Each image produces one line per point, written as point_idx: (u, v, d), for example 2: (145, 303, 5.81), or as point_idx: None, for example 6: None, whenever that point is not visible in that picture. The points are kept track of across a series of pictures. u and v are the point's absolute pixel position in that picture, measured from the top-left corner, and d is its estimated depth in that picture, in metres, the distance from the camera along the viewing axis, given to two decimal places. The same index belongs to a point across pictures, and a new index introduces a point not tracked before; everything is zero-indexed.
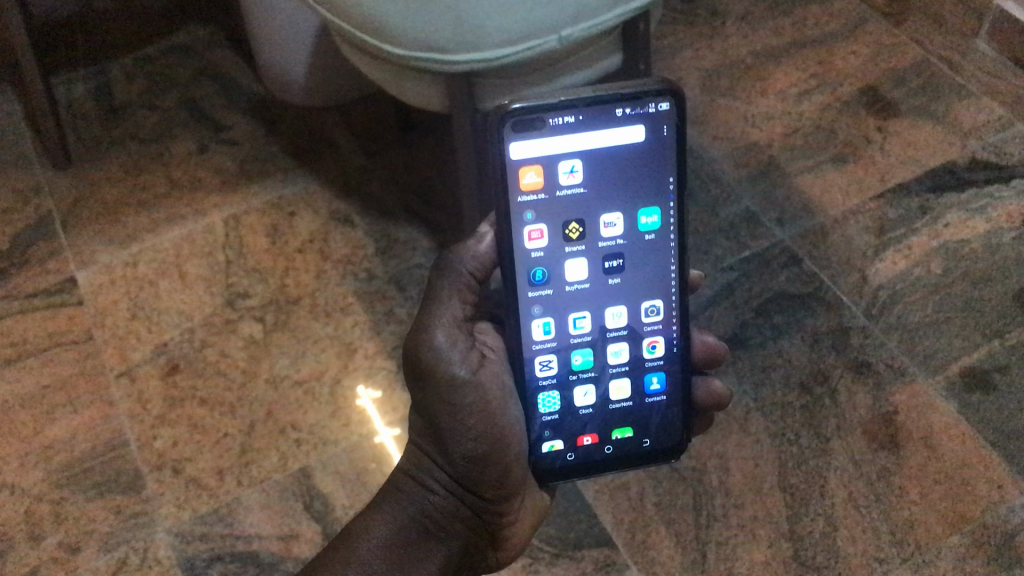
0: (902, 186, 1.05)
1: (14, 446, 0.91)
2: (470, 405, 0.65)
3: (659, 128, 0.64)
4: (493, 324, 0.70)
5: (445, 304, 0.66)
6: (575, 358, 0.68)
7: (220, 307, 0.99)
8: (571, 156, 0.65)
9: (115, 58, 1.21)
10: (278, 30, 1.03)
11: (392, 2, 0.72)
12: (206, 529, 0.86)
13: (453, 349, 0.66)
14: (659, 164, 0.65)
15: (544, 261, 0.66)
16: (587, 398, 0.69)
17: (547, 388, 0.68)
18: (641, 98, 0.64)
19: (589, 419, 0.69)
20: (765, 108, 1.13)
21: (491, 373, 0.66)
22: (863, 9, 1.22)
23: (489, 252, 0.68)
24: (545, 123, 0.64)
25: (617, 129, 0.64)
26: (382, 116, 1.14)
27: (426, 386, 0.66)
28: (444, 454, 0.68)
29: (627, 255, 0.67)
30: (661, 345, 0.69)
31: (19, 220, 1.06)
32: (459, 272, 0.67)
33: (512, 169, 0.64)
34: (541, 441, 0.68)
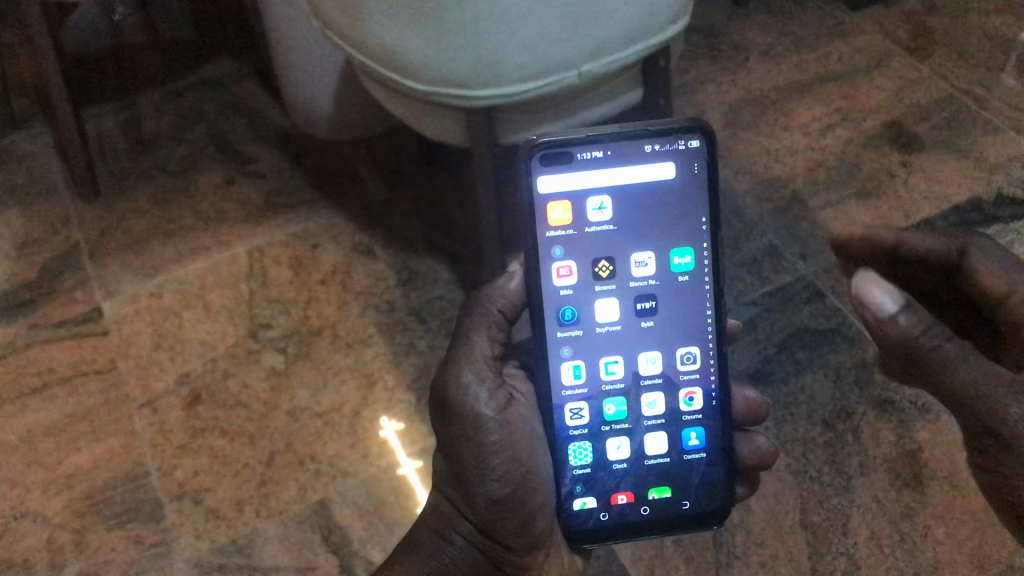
0: (927, 221, 1.04)
1: (37, 474, 0.91)
2: (496, 444, 0.66)
3: (690, 165, 0.67)
4: (522, 370, 0.73)
5: (475, 340, 0.69)
6: (608, 408, 0.69)
7: (242, 338, 1.00)
8: (600, 192, 0.67)
9: (145, 93, 1.23)
10: (305, 65, 1.04)
11: (415, 38, 0.73)
12: (224, 559, 0.86)
13: (482, 387, 0.67)
14: (691, 203, 0.67)
15: (575, 301, 0.68)
16: (622, 450, 0.69)
17: (579, 438, 0.68)
18: (671, 136, 0.66)
19: (626, 474, 0.68)
20: (788, 143, 1.13)
21: (518, 414, 0.67)
22: (887, 45, 1.22)
23: (518, 291, 0.72)
24: (574, 157, 0.66)
25: (647, 164, 0.66)
26: (406, 150, 1.15)
27: (450, 424, 0.67)
28: (467, 502, 0.69)
29: (661, 299, 0.68)
30: (699, 397, 0.69)
31: (47, 250, 1.07)
32: (488, 310, 0.70)
33: (540, 204, 0.66)
34: (572, 496, 0.68)
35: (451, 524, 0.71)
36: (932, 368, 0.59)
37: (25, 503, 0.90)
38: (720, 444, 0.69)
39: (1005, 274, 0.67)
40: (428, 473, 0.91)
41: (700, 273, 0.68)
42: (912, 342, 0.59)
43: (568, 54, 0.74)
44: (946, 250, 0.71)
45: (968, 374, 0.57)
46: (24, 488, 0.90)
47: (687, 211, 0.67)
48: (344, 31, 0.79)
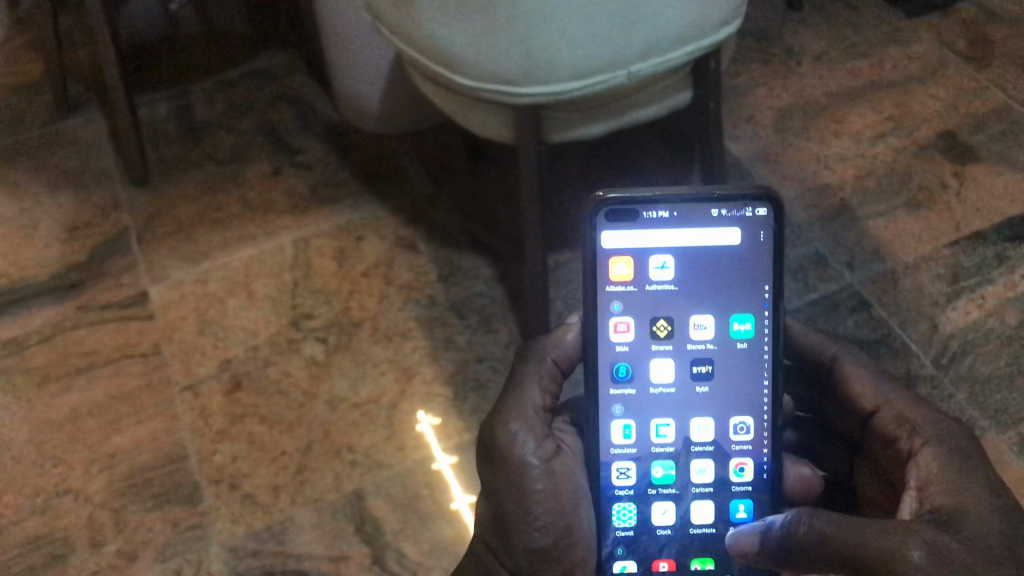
0: (978, 235, 1.03)
1: (79, 452, 0.93)
2: (541, 493, 0.65)
3: (755, 233, 0.65)
4: (573, 426, 0.71)
5: (528, 391, 0.68)
6: (656, 471, 0.67)
7: (284, 327, 1.01)
8: (662, 251, 0.66)
9: (197, 81, 1.25)
10: (355, 58, 1.05)
11: (465, 34, 0.73)
12: (258, 545, 0.87)
13: (531, 436, 0.66)
14: (754, 270, 0.65)
15: (628, 359, 0.67)
16: (667, 519, 0.66)
17: (623, 499, 0.67)
18: (739, 201, 0.65)
19: (670, 543, 0.66)
20: (839, 150, 1.12)
21: (564, 466, 0.66)
22: (944, 53, 1.20)
23: (574, 343, 0.71)
24: (639, 215, 0.65)
25: (710, 231, 0.65)
26: (452, 146, 1.15)
27: (497, 469, 0.66)
28: (505, 547, 0.68)
29: (718, 364, 0.66)
30: (751, 469, 0.66)
31: (98, 234, 1.09)
32: (543, 359, 0.70)
33: (602, 257, 0.66)
34: (612, 558, 0.67)
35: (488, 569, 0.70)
36: (818, 551, 0.56)
37: (67, 481, 0.91)
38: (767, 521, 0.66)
39: (874, 386, 0.67)
40: (464, 468, 0.91)
41: (761, 339, 0.66)
42: (791, 535, 0.58)
43: (619, 53, 0.74)
44: (817, 355, 0.71)
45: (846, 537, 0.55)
46: (67, 466, 0.92)
47: (749, 274, 0.65)
48: (395, 24, 0.79)
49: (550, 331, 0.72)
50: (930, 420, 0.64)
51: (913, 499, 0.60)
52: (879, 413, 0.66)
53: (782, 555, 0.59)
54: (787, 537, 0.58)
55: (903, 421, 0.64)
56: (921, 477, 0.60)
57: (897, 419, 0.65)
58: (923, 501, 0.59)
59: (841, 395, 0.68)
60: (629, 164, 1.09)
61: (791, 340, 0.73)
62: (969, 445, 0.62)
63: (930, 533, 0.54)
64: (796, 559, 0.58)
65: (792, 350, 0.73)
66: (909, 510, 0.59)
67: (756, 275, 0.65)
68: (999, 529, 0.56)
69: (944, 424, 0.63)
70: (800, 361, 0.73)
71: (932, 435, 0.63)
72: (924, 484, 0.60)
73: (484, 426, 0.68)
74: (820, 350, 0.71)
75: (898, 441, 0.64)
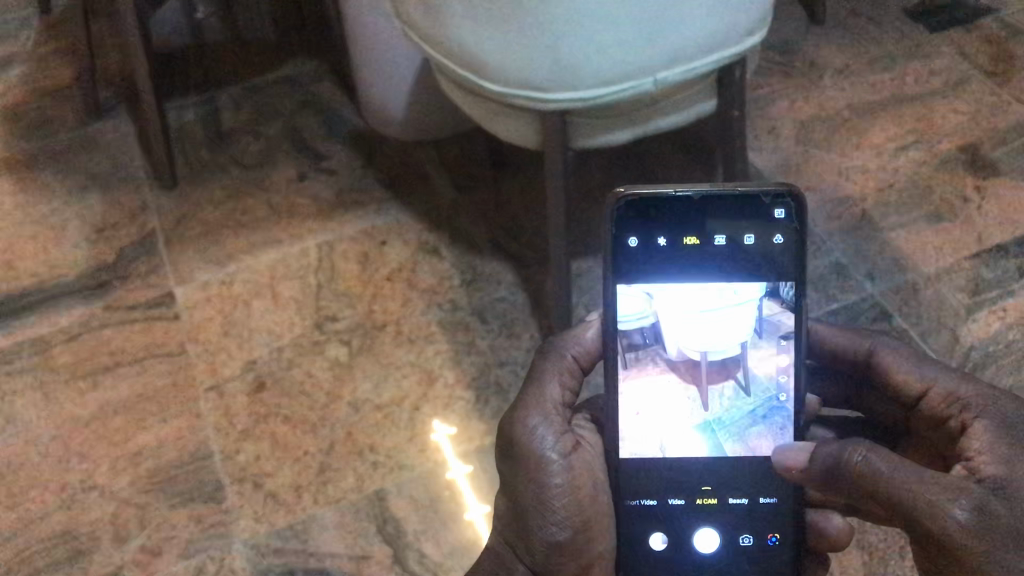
0: (999, 247, 1.03)
1: (106, 449, 0.94)
2: (560, 489, 0.65)
3: (776, 233, 0.64)
4: (592, 422, 0.71)
5: (547, 386, 0.69)
6: (678, 472, 0.66)
7: (309, 329, 1.02)
8: (681, 249, 0.65)
9: (224, 87, 1.27)
10: (381, 66, 1.06)
11: (497, 38, 0.74)
12: (281, 543, 0.88)
13: (550, 431, 0.66)
14: (774, 268, 0.64)
15: (646, 356, 0.66)
16: (700, 537, 0.65)
17: (644, 500, 0.66)
18: (759, 199, 0.63)
19: (702, 561, 0.65)
20: (860, 162, 1.12)
21: (584, 460, 0.66)
22: (966, 68, 1.21)
23: (594, 340, 0.70)
24: (659, 213, 0.65)
25: (730, 231, 0.64)
26: (476, 153, 1.16)
27: (517, 464, 0.66)
28: (523, 543, 0.67)
29: (741, 366, 0.65)
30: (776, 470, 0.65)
31: (125, 235, 1.11)
32: (562, 355, 0.70)
33: (620, 255, 0.65)
34: (633, 558, 0.66)
35: (506, 565, 0.69)
36: (867, 485, 0.56)
37: (93, 477, 0.92)
38: (795, 529, 0.65)
39: (916, 371, 0.66)
40: (478, 476, 0.91)
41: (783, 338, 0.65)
42: (836, 461, 0.57)
43: (647, 60, 0.75)
44: (848, 354, 0.70)
45: (893, 474, 0.55)
46: (93, 462, 0.93)
47: (770, 272, 0.64)
48: (424, 31, 0.80)
49: (569, 327, 0.72)
50: (984, 398, 0.62)
51: (963, 469, 0.58)
52: (927, 396, 0.65)
53: (831, 480, 0.58)
54: (832, 461, 0.58)
55: (953, 400, 0.63)
56: (974, 448, 0.58)
57: (946, 399, 0.63)
58: (972, 469, 0.57)
59: (886, 385, 0.67)
60: (651, 173, 1.10)
61: (822, 343, 0.72)
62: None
63: (974, 496, 0.54)
64: (844, 486, 0.57)
65: (823, 351, 0.72)
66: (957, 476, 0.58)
67: (775, 268, 0.64)
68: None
69: (1001, 400, 0.61)
70: (831, 361, 0.72)
71: (991, 411, 0.60)
72: (973, 453, 0.58)
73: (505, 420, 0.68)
74: (852, 348, 0.70)
75: (949, 421, 0.63)
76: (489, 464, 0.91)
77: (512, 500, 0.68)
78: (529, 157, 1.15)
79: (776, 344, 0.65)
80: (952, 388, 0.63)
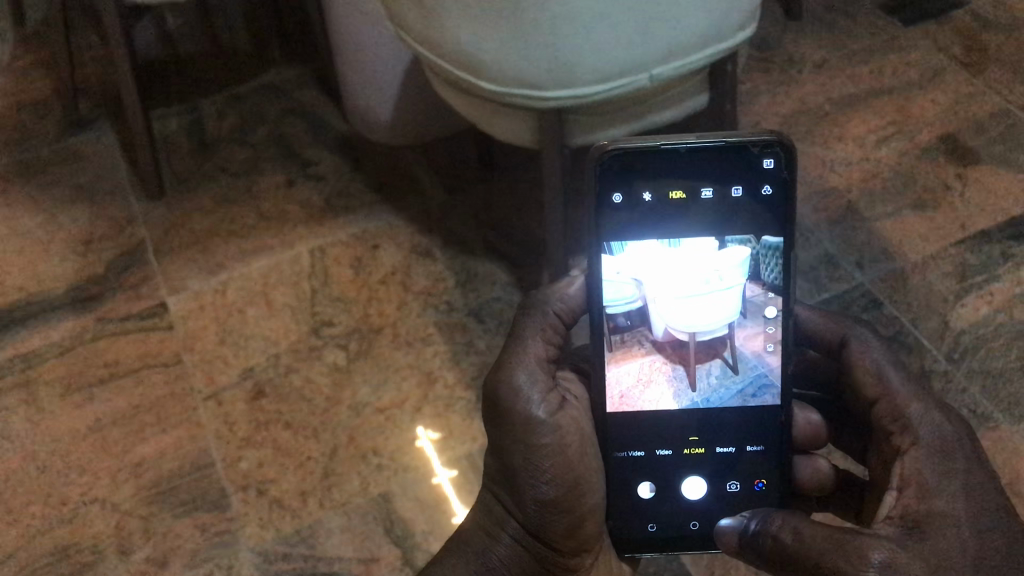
0: (983, 233, 1.05)
1: (105, 462, 0.93)
2: (548, 448, 0.65)
3: (765, 183, 0.63)
4: (576, 374, 0.72)
5: (529, 344, 0.68)
6: (667, 427, 0.67)
7: (305, 334, 1.01)
8: (668, 210, 0.65)
9: (206, 96, 1.27)
10: (367, 72, 1.06)
11: (491, 37, 0.74)
12: (288, 549, 0.88)
13: (536, 391, 0.66)
14: (761, 223, 0.64)
15: (632, 338, 0.66)
16: (689, 485, 0.67)
17: (633, 451, 0.67)
18: (748, 148, 0.62)
19: (690, 507, 0.67)
20: (843, 153, 1.14)
21: (570, 418, 0.66)
22: (941, 60, 1.23)
23: (577, 296, 0.69)
24: (645, 167, 0.64)
25: (718, 184, 0.64)
26: (463, 155, 1.17)
27: (506, 425, 0.66)
28: (516, 502, 0.68)
29: (727, 344, 0.66)
30: (763, 421, 0.66)
31: (114, 246, 1.10)
32: (545, 312, 0.69)
33: (605, 214, 0.64)
34: (620, 508, 0.68)
35: (498, 521, 0.70)
36: (781, 548, 0.59)
37: (93, 490, 0.91)
38: (781, 473, 0.66)
39: (881, 374, 0.64)
40: (461, 480, 0.91)
41: (769, 317, 0.66)
42: (755, 535, 0.61)
43: (642, 55, 0.75)
44: (825, 339, 0.69)
45: (806, 532, 0.58)
46: (93, 475, 0.92)
47: (761, 232, 0.64)
48: (418, 32, 0.80)
49: (552, 281, 0.70)
50: (925, 422, 0.62)
51: (892, 500, 0.60)
52: (878, 406, 0.64)
53: (755, 550, 0.61)
54: (752, 537, 0.62)
55: (897, 416, 0.63)
56: (902, 478, 0.61)
57: (893, 413, 0.63)
58: (898, 503, 0.60)
59: (847, 382, 0.66)
60: None
61: (801, 327, 0.70)
62: (958, 451, 0.61)
63: (883, 550, 0.56)
64: (765, 555, 0.60)
65: (800, 337, 0.70)
66: (885, 510, 0.60)
67: (766, 235, 0.64)
68: (962, 539, 0.57)
69: (941, 424, 0.62)
70: (809, 346, 0.70)
71: (926, 434, 0.61)
72: (901, 484, 0.60)
73: (488, 379, 0.68)
74: (829, 335, 0.68)
75: (891, 437, 0.63)
76: (474, 468, 0.91)
77: (501, 460, 0.68)
78: (516, 157, 1.16)
79: (762, 321, 0.66)
80: (900, 405, 0.63)
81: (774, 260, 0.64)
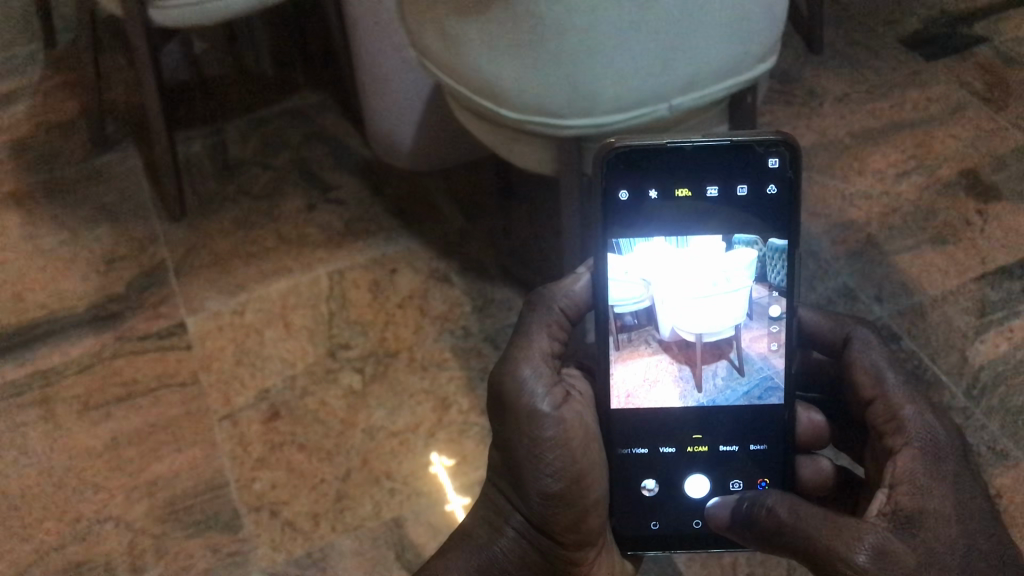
0: (1004, 269, 1.04)
1: (119, 479, 0.94)
2: (551, 440, 0.65)
3: (769, 183, 0.63)
4: (581, 372, 0.72)
5: (534, 337, 0.68)
6: (670, 425, 0.67)
7: (322, 357, 1.02)
8: (675, 210, 0.64)
9: (230, 119, 1.29)
10: (389, 102, 1.07)
11: (511, 67, 0.74)
12: (299, 571, 0.87)
13: (541, 383, 0.66)
14: (774, 225, 0.63)
15: (639, 336, 0.66)
16: (692, 484, 0.67)
17: (636, 449, 0.67)
18: (754, 148, 0.62)
19: (692, 505, 0.67)
20: (863, 187, 1.14)
21: (575, 411, 0.66)
22: (963, 95, 1.23)
23: (582, 292, 0.70)
24: (650, 164, 0.64)
25: (722, 183, 0.63)
26: (483, 182, 1.18)
27: (509, 419, 0.66)
28: (519, 494, 0.69)
29: (734, 345, 0.65)
30: (766, 421, 0.66)
31: (135, 265, 1.11)
32: (551, 307, 0.69)
33: (611, 212, 0.64)
34: (625, 506, 0.67)
35: (502, 514, 0.72)
36: (773, 532, 0.59)
37: (107, 508, 0.92)
38: (782, 472, 0.66)
39: (884, 374, 0.65)
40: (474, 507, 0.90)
41: (773, 316, 0.65)
42: (749, 512, 0.61)
43: (662, 86, 0.75)
44: (830, 339, 0.70)
45: (799, 515, 0.58)
46: (107, 493, 0.93)
47: (776, 243, 0.63)
48: (440, 58, 0.81)
49: (559, 278, 0.71)
50: (920, 425, 0.62)
51: (883, 497, 0.60)
52: (875, 405, 0.65)
53: (746, 530, 0.61)
54: (745, 514, 0.61)
55: (892, 417, 0.64)
56: (895, 475, 0.60)
57: (888, 413, 0.64)
58: (890, 500, 0.59)
59: (848, 382, 0.67)
60: None
61: (806, 329, 0.72)
62: (949, 456, 0.61)
63: (874, 538, 0.56)
64: (756, 535, 0.60)
65: (806, 339, 0.72)
66: (876, 506, 0.60)
67: (773, 237, 0.64)
68: (955, 537, 0.57)
69: (933, 429, 0.62)
70: (816, 349, 0.72)
71: (918, 437, 0.62)
72: (893, 483, 0.60)
73: (494, 372, 0.68)
74: (833, 336, 0.70)
75: (885, 437, 0.64)
76: None
77: (505, 453, 0.68)
78: (535, 184, 1.16)
79: (767, 321, 0.65)
80: (894, 408, 0.64)
81: (780, 262, 0.64)
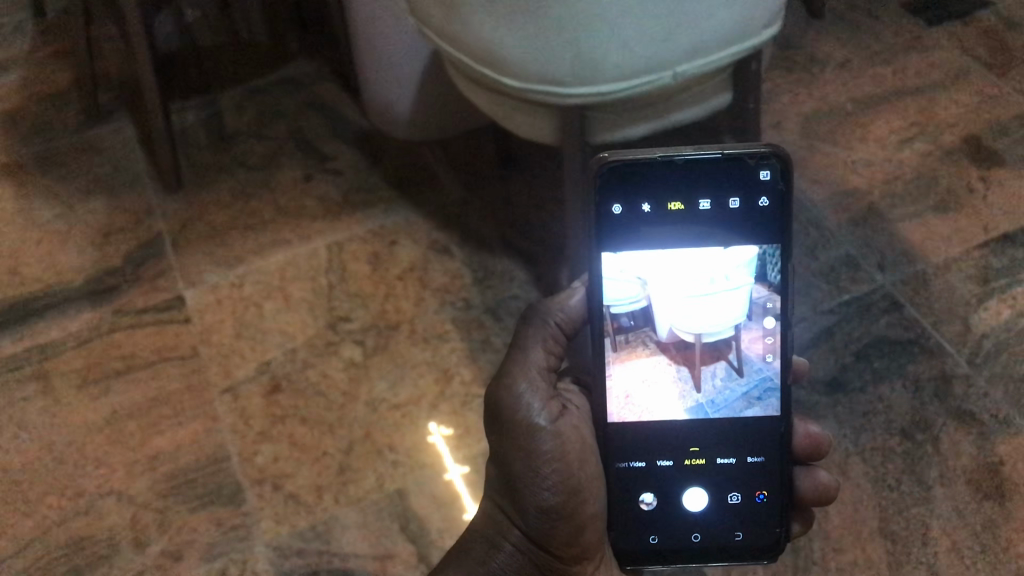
0: (1006, 237, 1.04)
1: (121, 454, 0.93)
2: (548, 454, 0.65)
3: (760, 195, 0.63)
4: (578, 386, 0.71)
5: (530, 352, 0.68)
6: (668, 439, 0.66)
7: (322, 330, 1.01)
8: (669, 223, 0.64)
9: (225, 89, 1.27)
10: (387, 71, 1.06)
11: (513, 37, 0.73)
12: (303, 544, 0.87)
13: (537, 398, 0.66)
14: (769, 234, 0.63)
15: (636, 338, 0.66)
16: (689, 496, 0.66)
17: (634, 463, 0.66)
18: (746, 160, 0.62)
19: (691, 518, 0.66)
20: (865, 155, 1.13)
21: (571, 425, 0.66)
22: (964, 60, 1.22)
23: (578, 307, 0.70)
24: (644, 178, 0.63)
25: (715, 195, 0.63)
26: (482, 152, 1.17)
27: (506, 433, 0.67)
28: (517, 509, 0.69)
29: (733, 346, 0.65)
30: (763, 433, 0.66)
31: (132, 238, 1.10)
32: (547, 322, 0.69)
33: (605, 226, 0.63)
34: (622, 521, 0.66)
35: (500, 529, 0.71)
36: None
37: (109, 482, 0.91)
38: (781, 483, 0.66)
39: None
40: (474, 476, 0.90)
41: (769, 325, 0.65)
42: None
43: (664, 56, 0.74)
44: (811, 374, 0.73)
45: None
46: (109, 468, 0.92)
47: (779, 236, 0.63)
48: (441, 26, 0.79)
49: (553, 294, 0.71)
50: None
51: None
52: None
53: None
54: None
55: None
56: None
57: None
58: None
59: None
60: None
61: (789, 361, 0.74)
62: None
63: None
64: None
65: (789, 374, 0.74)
66: None
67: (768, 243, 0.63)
68: None
69: None
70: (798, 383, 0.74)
71: None
72: None
73: (490, 389, 0.68)
74: None
75: None
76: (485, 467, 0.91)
77: (502, 467, 0.68)
78: (535, 155, 1.15)
79: (763, 327, 0.65)
80: None
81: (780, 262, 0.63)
